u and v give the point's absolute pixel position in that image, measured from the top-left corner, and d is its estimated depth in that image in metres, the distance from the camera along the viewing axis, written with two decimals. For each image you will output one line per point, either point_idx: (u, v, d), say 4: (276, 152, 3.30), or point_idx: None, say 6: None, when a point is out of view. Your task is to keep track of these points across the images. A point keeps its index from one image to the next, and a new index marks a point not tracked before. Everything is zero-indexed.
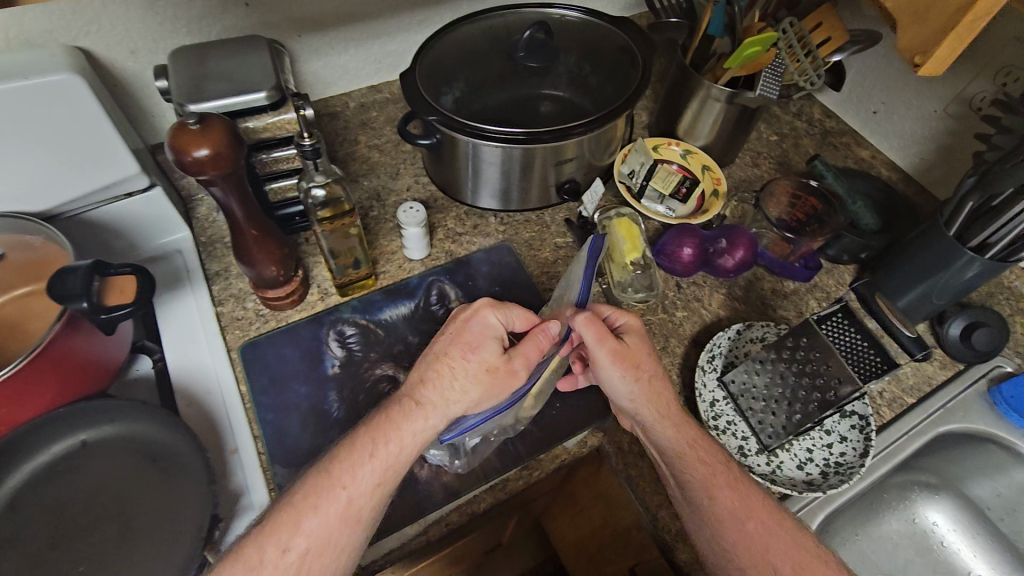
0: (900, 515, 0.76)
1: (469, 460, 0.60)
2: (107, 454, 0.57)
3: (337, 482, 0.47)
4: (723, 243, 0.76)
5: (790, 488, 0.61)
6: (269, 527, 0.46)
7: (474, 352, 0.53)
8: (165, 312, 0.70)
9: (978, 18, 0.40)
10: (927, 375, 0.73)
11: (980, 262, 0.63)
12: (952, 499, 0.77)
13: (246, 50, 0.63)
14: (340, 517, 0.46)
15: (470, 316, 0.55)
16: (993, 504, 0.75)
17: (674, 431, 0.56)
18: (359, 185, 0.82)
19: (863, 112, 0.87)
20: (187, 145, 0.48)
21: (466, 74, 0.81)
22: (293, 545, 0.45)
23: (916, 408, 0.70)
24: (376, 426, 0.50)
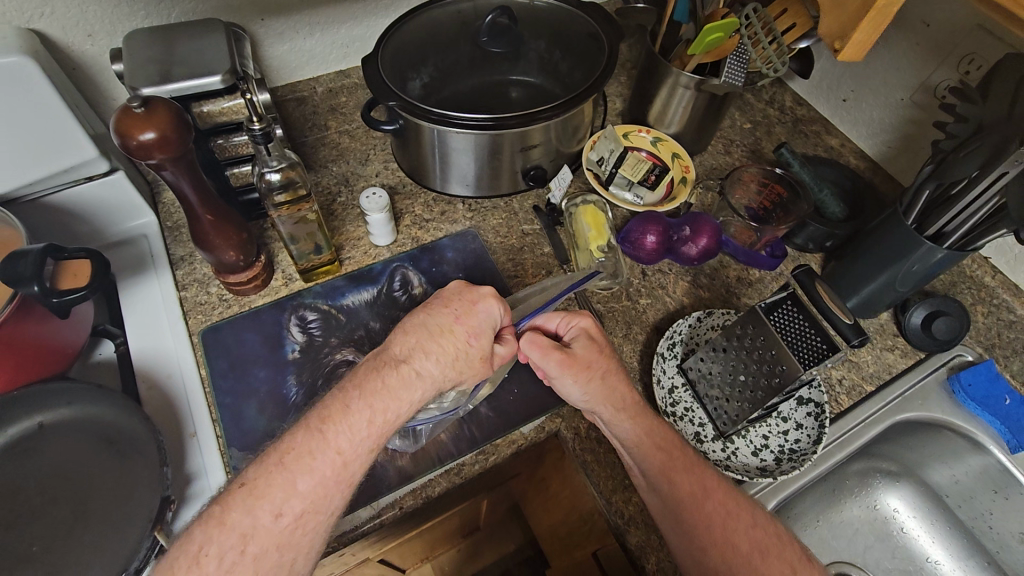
0: (860, 501, 0.77)
1: (414, 442, 0.61)
2: (63, 437, 0.58)
3: (333, 444, 0.44)
4: (687, 230, 0.76)
5: (742, 474, 0.62)
6: (258, 489, 0.42)
7: (475, 337, 0.52)
8: (128, 297, 0.70)
9: (888, 4, 0.43)
10: (888, 364, 0.73)
11: (938, 250, 0.63)
12: (912, 486, 0.77)
13: (204, 33, 0.63)
14: (331, 478, 0.43)
15: (475, 300, 0.54)
16: (951, 491, 0.76)
17: (631, 415, 0.56)
18: (327, 170, 0.82)
19: (833, 100, 0.87)
20: (132, 129, 0.48)
21: (434, 58, 0.80)
22: (286, 509, 0.42)
23: (874, 397, 0.71)
24: (376, 389, 0.47)
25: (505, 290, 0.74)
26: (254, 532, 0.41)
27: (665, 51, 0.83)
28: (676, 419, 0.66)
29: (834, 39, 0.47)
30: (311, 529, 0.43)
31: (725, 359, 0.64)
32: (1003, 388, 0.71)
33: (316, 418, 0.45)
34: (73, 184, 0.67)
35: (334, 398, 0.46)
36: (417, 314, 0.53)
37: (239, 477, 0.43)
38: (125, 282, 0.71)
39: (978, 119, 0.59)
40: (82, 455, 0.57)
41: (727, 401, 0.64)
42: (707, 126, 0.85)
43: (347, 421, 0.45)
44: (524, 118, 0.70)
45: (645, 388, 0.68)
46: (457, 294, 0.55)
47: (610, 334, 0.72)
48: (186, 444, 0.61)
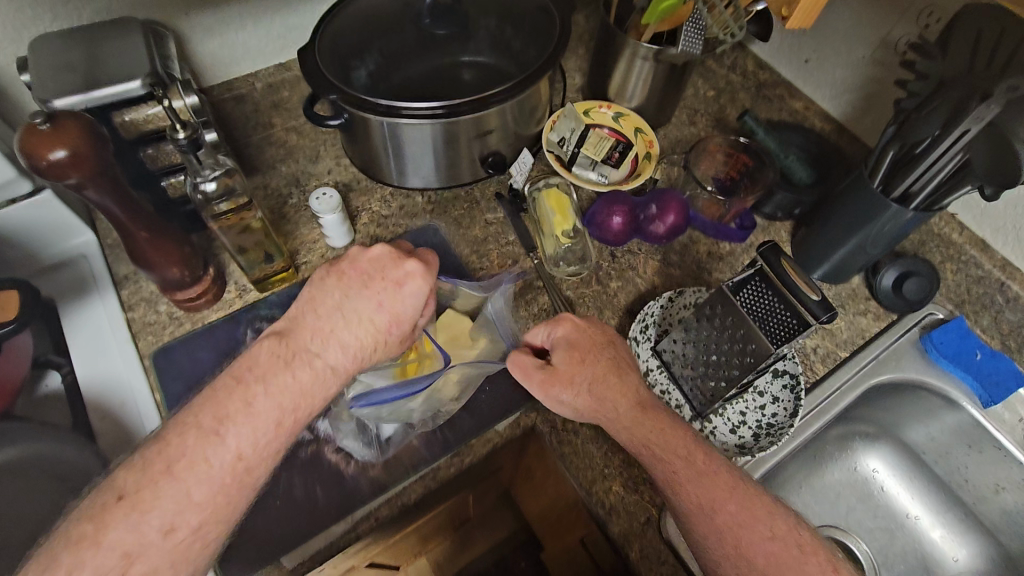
0: (840, 465, 0.77)
1: (381, 453, 0.59)
2: (11, 480, 0.54)
3: (231, 447, 0.41)
4: (654, 208, 0.75)
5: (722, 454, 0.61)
6: (143, 499, 0.39)
7: (389, 325, 0.49)
8: (72, 322, 0.66)
9: None
10: (861, 329, 0.73)
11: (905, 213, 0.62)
12: (891, 447, 0.78)
13: (120, 35, 0.58)
14: (230, 483, 0.41)
15: (399, 272, 0.50)
16: (928, 448, 0.76)
17: (628, 428, 0.54)
18: (276, 171, 0.78)
19: (795, 62, 0.85)
20: (41, 148, 0.44)
21: (379, 43, 0.76)
22: (180, 520, 0.40)
23: (849, 361, 0.70)
24: (275, 377, 0.44)
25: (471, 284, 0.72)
26: (141, 550, 0.38)
27: (620, 21, 0.80)
28: None
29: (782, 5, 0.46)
30: (219, 529, 0.41)
31: (698, 340, 0.63)
32: (974, 344, 0.71)
33: (212, 419, 0.42)
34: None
35: (227, 379, 0.44)
36: (320, 290, 0.49)
37: (115, 487, 0.39)
38: (69, 307, 0.67)
39: (938, 76, 0.58)
40: (33, 494, 0.54)
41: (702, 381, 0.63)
42: (668, 96, 0.82)
43: (242, 406, 0.43)
44: (479, 104, 0.66)
45: None
46: (382, 269, 0.50)
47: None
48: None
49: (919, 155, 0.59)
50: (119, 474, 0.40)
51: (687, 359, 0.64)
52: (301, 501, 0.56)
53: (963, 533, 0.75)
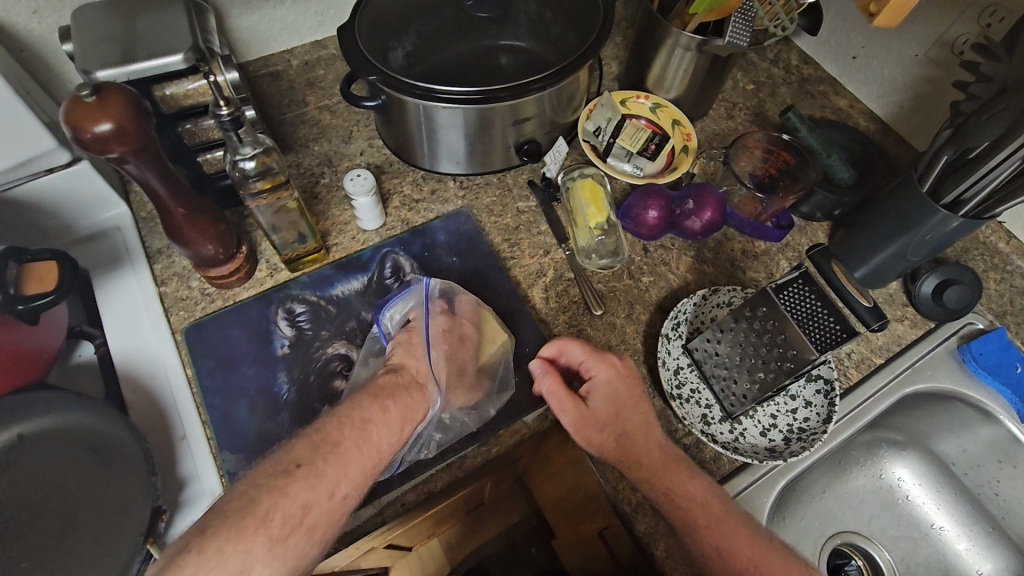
0: (866, 471, 0.76)
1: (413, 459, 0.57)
2: (44, 449, 0.55)
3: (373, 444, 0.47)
4: (689, 204, 0.73)
5: (752, 456, 0.60)
6: (317, 469, 0.43)
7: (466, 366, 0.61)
8: (105, 294, 0.66)
9: None
10: (897, 336, 0.71)
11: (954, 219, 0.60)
12: (919, 456, 0.76)
13: (160, 7, 0.57)
14: (369, 465, 0.46)
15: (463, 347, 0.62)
16: (958, 460, 0.75)
17: (659, 473, 0.53)
18: (308, 150, 0.77)
19: (842, 58, 0.82)
20: (84, 121, 0.44)
21: (417, 22, 0.74)
22: (338, 490, 0.43)
23: (884, 369, 0.69)
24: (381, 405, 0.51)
25: (502, 273, 0.71)
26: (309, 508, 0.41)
27: (663, 8, 0.78)
28: (683, 401, 0.63)
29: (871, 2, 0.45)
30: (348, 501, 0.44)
31: (732, 339, 0.62)
32: (1016, 356, 0.69)
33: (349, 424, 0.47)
34: (35, 177, 0.62)
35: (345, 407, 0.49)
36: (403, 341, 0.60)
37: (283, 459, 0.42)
38: (102, 279, 0.67)
39: (1004, 78, 0.56)
40: (66, 463, 0.55)
41: (735, 382, 0.62)
42: (708, 88, 0.80)
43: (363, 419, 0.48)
44: (517, 94, 0.65)
45: (650, 370, 0.66)
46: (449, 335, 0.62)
47: (612, 315, 0.69)
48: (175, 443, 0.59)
49: (974, 160, 0.57)
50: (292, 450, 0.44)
51: (720, 359, 0.63)
52: None
53: (991, 547, 0.74)
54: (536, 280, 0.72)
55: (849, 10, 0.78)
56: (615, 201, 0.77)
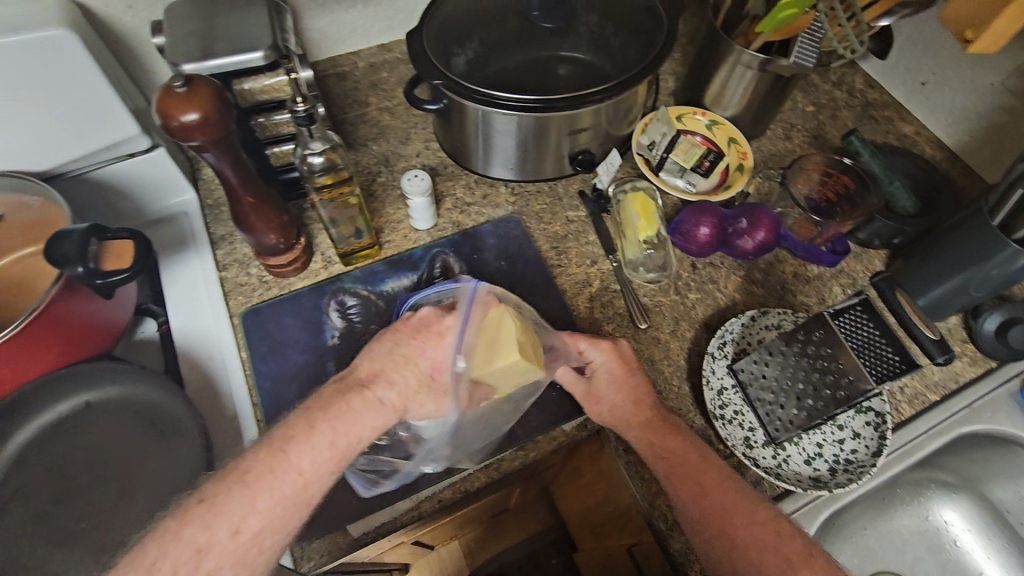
0: (912, 511, 0.73)
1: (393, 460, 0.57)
2: (108, 417, 0.58)
3: (294, 465, 0.41)
4: (744, 222, 0.72)
5: (795, 485, 0.59)
6: (217, 504, 0.39)
7: (439, 371, 0.49)
8: (170, 275, 0.70)
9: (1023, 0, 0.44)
10: (955, 372, 0.68)
11: None
12: (970, 500, 0.73)
13: (245, 6, 0.60)
14: (291, 499, 0.40)
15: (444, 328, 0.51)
16: (1013, 507, 0.72)
17: (679, 459, 0.54)
18: (367, 149, 0.80)
19: (909, 83, 0.80)
20: (174, 110, 0.47)
21: (481, 31, 0.76)
22: (244, 527, 0.39)
23: (939, 406, 0.66)
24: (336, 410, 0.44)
25: (548, 280, 0.72)
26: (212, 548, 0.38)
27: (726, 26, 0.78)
28: (725, 423, 0.62)
29: (969, 29, 0.49)
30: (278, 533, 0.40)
31: (782, 362, 0.61)
32: None
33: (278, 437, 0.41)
34: (115, 159, 0.66)
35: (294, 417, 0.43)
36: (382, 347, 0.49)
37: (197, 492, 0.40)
38: (168, 260, 0.71)
39: None
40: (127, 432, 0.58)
41: (781, 407, 0.60)
42: (767, 108, 0.79)
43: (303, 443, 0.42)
44: (574, 106, 0.66)
45: (693, 388, 0.65)
46: (427, 322, 0.51)
47: (657, 330, 0.69)
48: (226, 420, 0.61)
49: None
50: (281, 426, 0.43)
51: (766, 382, 0.62)
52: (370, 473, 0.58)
53: None
54: (582, 290, 0.72)
55: (921, 35, 0.76)
56: (666, 216, 0.77)
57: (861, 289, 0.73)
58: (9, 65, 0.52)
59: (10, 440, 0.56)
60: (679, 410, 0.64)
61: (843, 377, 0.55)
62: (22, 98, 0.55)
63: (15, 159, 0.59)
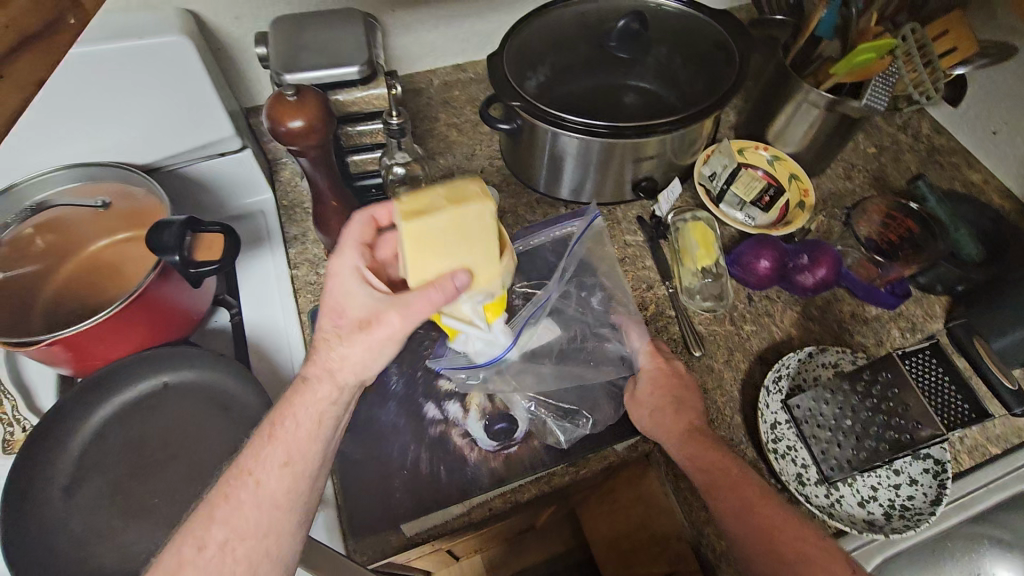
0: (964, 567, 0.71)
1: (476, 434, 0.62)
2: (183, 398, 0.61)
3: (251, 473, 0.45)
4: (805, 258, 0.72)
5: (849, 526, 0.58)
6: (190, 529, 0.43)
7: (340, 317, 0.48)
8: (245, 269, 0.73)
9: None
10: (1018, 427, 0.67)
11: None
12: None
13: (343, 23, 0.64)
14: (263, 506, 0.44)
15: (339, 270, 0.50)
16: None
17: (724, 471, 0.54)
18: (435, 162, 0.83)
19: (980, 132, 0.80)
20: (282, 116, 0.50)
21: (555, 57, 0.79)
22: (207, 540, 0.43)
23: (1000, 460, 0.65)
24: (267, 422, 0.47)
25: None
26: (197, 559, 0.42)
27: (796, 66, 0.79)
28: (778, 457, 0.62)
29: None
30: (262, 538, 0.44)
31: (840, 401, 0.61)
32: None
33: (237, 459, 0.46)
34: (208, 158, 0.70)
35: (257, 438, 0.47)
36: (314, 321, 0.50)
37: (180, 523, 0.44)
38: (244, 256, 0.74)
39: None
40: (200, 415, 0.61)
41: (838, 445, 0.60)
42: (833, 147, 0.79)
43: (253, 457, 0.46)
44: (644, 134, 0.68)
45: (746, 420, 0.65)
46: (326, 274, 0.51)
47: (711, 359, 0.69)
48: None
49: None
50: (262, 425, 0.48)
51: (822, 419, 0.62)
52: (425, 477, 0.59)
53: None
54: (637, 313, 0.73)
55: (995, 85, 0.77)
56: (725, 248, 0.78)
57: (922, 334, 0.72)
58: (130, 66, 0.57)
59: (93, 414, 0.59)
60: (732, 440, 0.64)
61: (910, 423, 0.54)
62: (136, 97, 0.60)
63: (121, 152, 0.64)
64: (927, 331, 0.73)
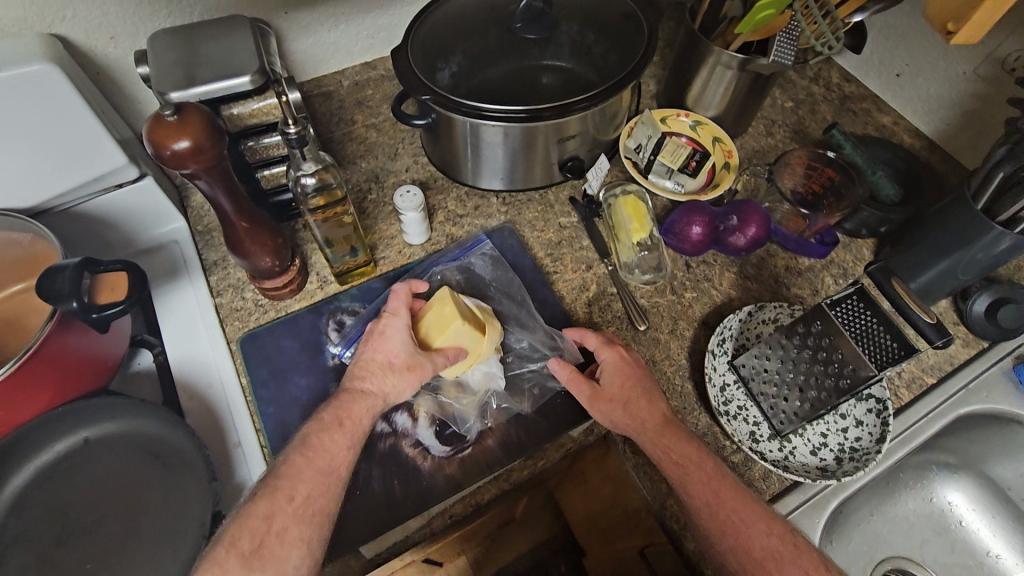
0: (917, 494, 0.74)
1: (442, 443, 0.60)
2: (109, 452, 0.57)
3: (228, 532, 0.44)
4: (734, 219, 0.73)
5: (803, 475, 0.59)
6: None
7: (394, 357, 0.56)
8: (164, 305, 0.69)
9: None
10: (949, 354, 0.70)
11: (1009, 236, 0.59)
12: (972, 480, 0.74)
13: (229, 31, 0.60)
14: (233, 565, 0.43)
15: (383, 330, 0.58)
16: (1014, 484, 0.72)
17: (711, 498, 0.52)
18: (356, 167, 0.80)
19: (885, 75, 0.83)
20: (165, 139, 0.46)
21: (465, 45, 0.77)
22: None
23: (936, 388, 0.68)
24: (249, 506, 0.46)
25: (546, 287, 0.72)
26: None
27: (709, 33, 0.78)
28: (729, 418, 0.62)
29: (950, 21, 0.49)
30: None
31: (782, 356, 0.61)
32: None
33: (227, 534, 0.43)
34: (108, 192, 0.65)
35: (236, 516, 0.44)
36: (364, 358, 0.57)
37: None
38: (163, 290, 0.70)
39: None
40: (128, 466, 0.57)
41: (784, 399, 0.61)
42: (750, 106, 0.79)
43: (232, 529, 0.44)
44: (559, 116, 0.66)
45: (696, 386, 0.66)
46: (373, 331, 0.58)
47: (656, 331, 0.69)
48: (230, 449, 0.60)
49: None
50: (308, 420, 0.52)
51: (767, 375, 0.62)
52: (379, 493, 0.57)
53: None
54: (579, 295, 0.72)
55: (894, 29, 0.79)
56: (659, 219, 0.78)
57: (854, 278, 0.74)
58: None
59: (7, 484, 0.55)
60: (684, 409, 0.64)
61: (845, 369, 0.56)
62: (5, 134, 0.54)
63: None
64: (857, 274, 0.75)
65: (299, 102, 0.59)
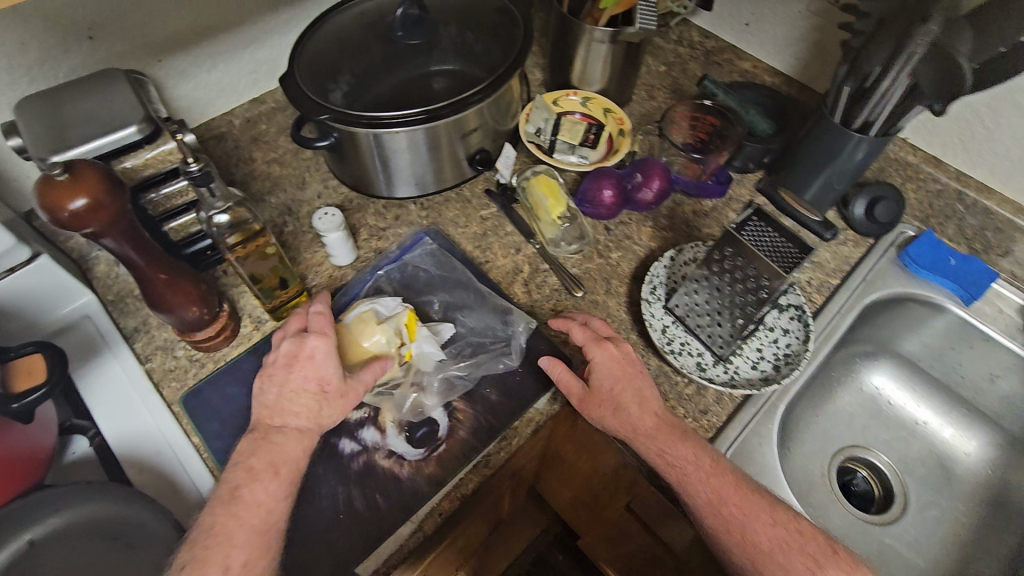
0: (848, 387, 0.82)
1: (415, 448, 0.60)
2: (60, 547, 0.53)
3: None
4: (638, 177, 0.78)
5: (750, 389, 0.65)
6: None
7: (326, 381, 0.55)
8: (89, 386, 0.64)
9: None
10: (845, 256, 0.78)
11: (867, 141, 0.68)
12: (891, 361, 0.83)
13: (103, 85, 0.58)
14: None
15: (303, 353, 0.56)
16: (922, 356, 0.83)
17: (713, 501, 0.55)
18: (267, 203, 0.78)
19: (737, 26, 0.92)
20: (61, 200, 0.44)
21: (350, 63, 0.77)
22: None
23: (841, 287, 0.76)
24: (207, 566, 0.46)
25: (482, 278, 0.74)
26: None
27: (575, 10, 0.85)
28: (676, 355, 0.67)
29: None
30: None
31: (708, 288, 0.67)
32: (946, 252, 0.78)
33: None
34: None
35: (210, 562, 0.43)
36: (283, 380, 0.55)
37: None
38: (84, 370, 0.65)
39: (878, 12, 0.62)
40: (81, 557, 0.53)
41: (718, 325, 0.67)
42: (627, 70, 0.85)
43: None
44: (457, 110, 0.68)
45: (639, 334, 0.70)
46: (288, 357, 0.57)
47: (593, 294, 0.73)
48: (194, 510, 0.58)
49: (871, 87, 0.65)
50: (245, 458, 0.52)
51: (700, 308, 0.68)
52: (363, 510, 0.57)
53: (973, 429, 0.80)
54: (515, 278, 0.75)
55: None
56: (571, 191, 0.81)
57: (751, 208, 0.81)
58: None
59: None
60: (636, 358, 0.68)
61: (760, 282, 0.60)
62: None
63: None
64: (752, 202, 0.82)
65: (195, 140, 0.58)
